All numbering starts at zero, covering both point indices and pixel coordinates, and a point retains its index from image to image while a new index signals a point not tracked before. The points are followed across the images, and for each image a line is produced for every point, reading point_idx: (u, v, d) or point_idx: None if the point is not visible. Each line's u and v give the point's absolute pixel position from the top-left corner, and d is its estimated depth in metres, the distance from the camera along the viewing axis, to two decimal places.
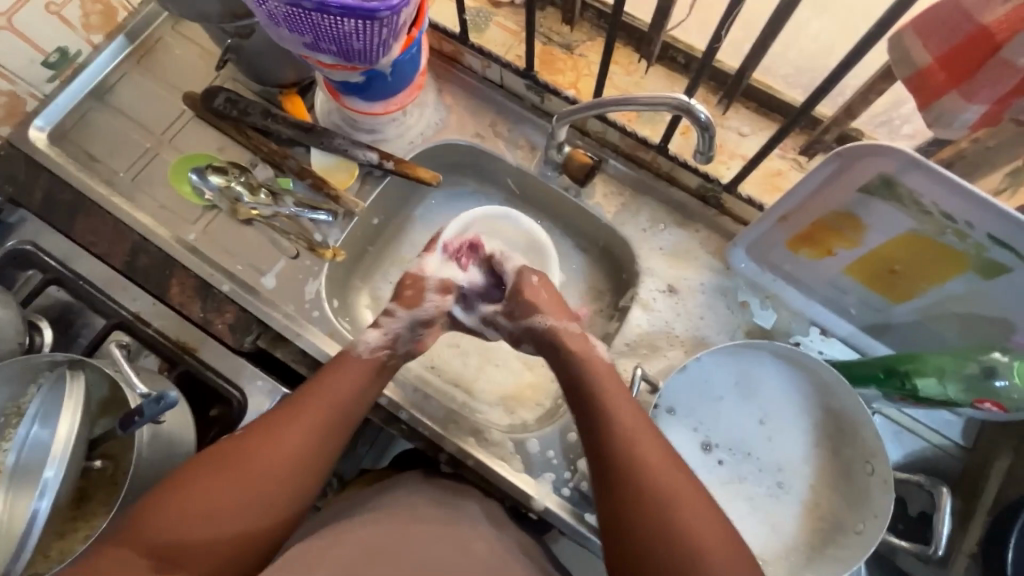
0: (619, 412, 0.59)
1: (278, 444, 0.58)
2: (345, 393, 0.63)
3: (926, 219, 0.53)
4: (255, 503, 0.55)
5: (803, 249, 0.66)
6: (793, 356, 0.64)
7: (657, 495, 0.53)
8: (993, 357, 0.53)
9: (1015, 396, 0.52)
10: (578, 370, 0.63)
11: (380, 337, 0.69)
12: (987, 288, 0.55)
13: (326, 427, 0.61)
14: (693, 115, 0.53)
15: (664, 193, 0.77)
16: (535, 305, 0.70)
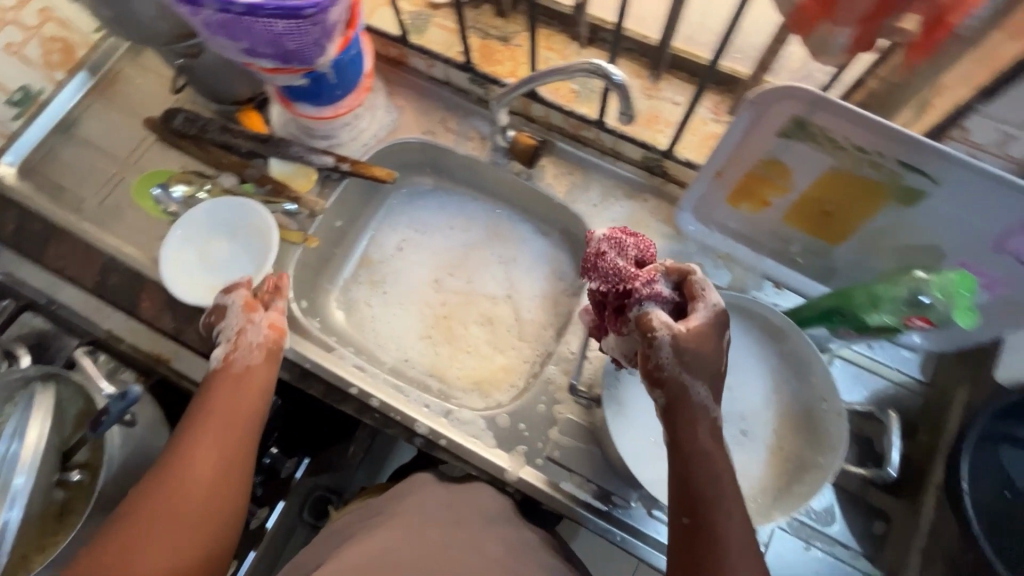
0: (748, 567, 0.48)
1: (185, 472, 0.56)
2: (230, 396, 0.62)
3: (841, 154, 0.56)
4: (174, 523, 0.54)
5: (743, 204, 0.68)
6: (741, 305, 0.67)
7: None
8: (916, 278, 0.55)
9: (939, 310, 0.53)
10: (709, 483, 0.50)
11: (227, 343, 0.66)
12: (910, 215, 0.57)
13: (223, 439, 0.59)
14: (609, 79, 0.57)
15: (612, 169, 0.80)
16: (704, 369, 0.53)
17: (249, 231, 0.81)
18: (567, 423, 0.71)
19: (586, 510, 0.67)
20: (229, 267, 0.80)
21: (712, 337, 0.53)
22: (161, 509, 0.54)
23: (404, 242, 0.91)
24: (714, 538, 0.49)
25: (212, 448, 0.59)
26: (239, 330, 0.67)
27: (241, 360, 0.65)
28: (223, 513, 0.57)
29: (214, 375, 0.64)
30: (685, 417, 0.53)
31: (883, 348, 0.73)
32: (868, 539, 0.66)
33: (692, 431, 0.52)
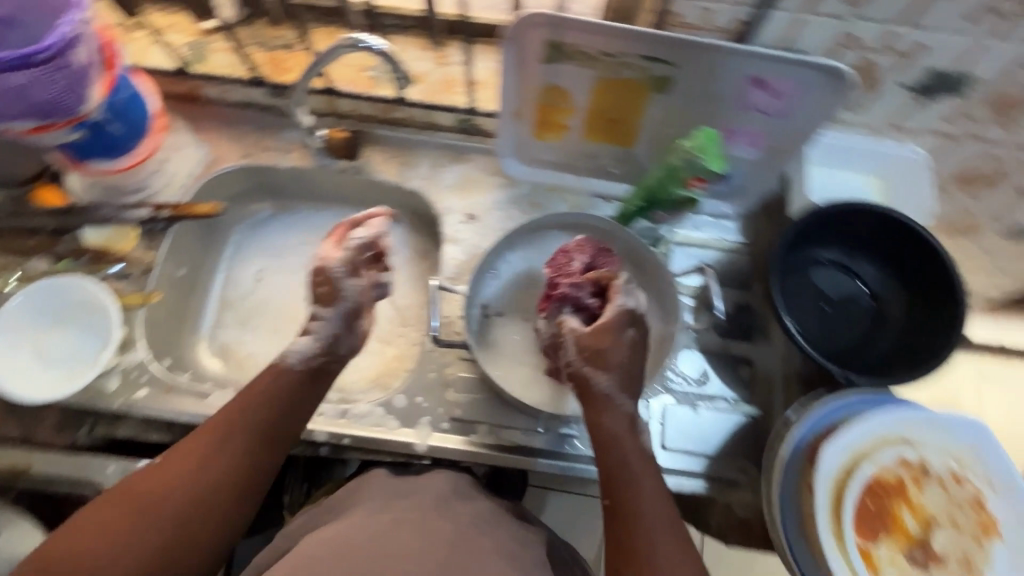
0: (664, 535, 0.53)
1: (201, 475, 0.51)
2: (279, 401, 0.58)
3: (597, 64, 0.63)
4: (173, 527, 0.49)
5: (548, 134, 0.74)
6: (572, 222, 0.74)
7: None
8: (681, 145, 0.63)
9: (706, 167, 0.62)
10: (622, 467, 0.57)
11: (315, 341, 0.62)
12: (671, 100, 0.66)
13: (235, 471, 0.53)
14: (369, 48, 0.62)
15: (433, 140, 0.83)
16: (609, 366, 0.59)
17: (77, 310, 0.75)
18: (461, 381, 0.74)
19: (501, 451, 0.71)
20: (68, 355, 0.73)
21: (616, 334, 0.60)
22: (166, 511, 0.49)
23: (259, 272, 0.88)
24: (628, 512, 0.54)
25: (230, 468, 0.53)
26: (335, 335, 0.63)
27: (298, 380, 0.60)
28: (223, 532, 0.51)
29: (258, 382, 0.58)
30: (593, 413, 0.60)
31: (709, 224, 0.80)
32: (741, 385, 0.75)
33: (601, 420, 0.59)
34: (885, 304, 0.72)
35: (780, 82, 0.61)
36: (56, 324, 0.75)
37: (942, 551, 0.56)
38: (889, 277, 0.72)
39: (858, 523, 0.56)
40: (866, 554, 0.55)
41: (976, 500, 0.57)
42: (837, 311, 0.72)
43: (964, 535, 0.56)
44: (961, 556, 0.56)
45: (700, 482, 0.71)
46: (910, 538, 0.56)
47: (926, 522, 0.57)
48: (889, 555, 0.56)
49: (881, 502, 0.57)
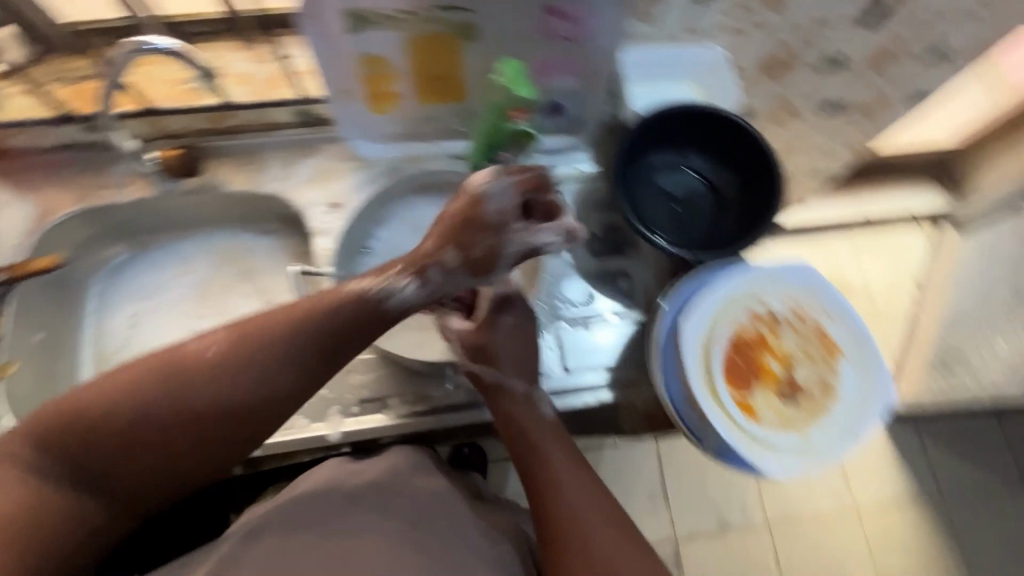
0: (570, 481, 0.62)
1: (218, 385, 0.51)
2: (325, 327, 0.54)
3: (401, 24, 0.64)
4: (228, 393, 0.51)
5: (384, 106, 0.75)
6: (426, 182, 0.78)
7: (579, 515, 0.60)
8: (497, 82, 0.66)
9: (523, 99, 0.66)
10: (528, 436, 0.65)
11: (429, 286, 0.58)
12: (482, 45, 0.68)
13: (253, 418, 0.53)
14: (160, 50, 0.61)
15: (277, 139, 0.82)
16: (495, 359, 0.67)
17: None
18: (361, 363, 0.74)
19: (413, 419, 0.72)
20: None
21: (496, 326, 0.67)
22: (182, 403, 0.50)
23: (132, 317, 0.84)
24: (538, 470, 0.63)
25: (250, 391, 0.52)
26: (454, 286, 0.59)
27: (355, 332, 0.55)
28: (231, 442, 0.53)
29: (325, 313, 0.54)
30: (495, 399, 0.68)
31: (560, 159, 0.85)
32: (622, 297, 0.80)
33: (504, 406, 0.67)
34: (722, 188, 0.79)
35: (571, 7, 0.65)
36: None
37: (803, 381, 0.64)
38: (719, 164, 0.79)
39: (730, 378, 0.62)
40: (743, 403, 0.62)
41: (820, 330, 0.65)
42: (684, 207, 0.79)
43: (818, 363, 0.64)
44: (818, 381, 0.64)
45: (605, 394, 0.75)
46: (776, 379, 0.64)
47: (786, 361, 0.64)
48: (762, 397, 0.63)
49: (746, 356, 0.63)
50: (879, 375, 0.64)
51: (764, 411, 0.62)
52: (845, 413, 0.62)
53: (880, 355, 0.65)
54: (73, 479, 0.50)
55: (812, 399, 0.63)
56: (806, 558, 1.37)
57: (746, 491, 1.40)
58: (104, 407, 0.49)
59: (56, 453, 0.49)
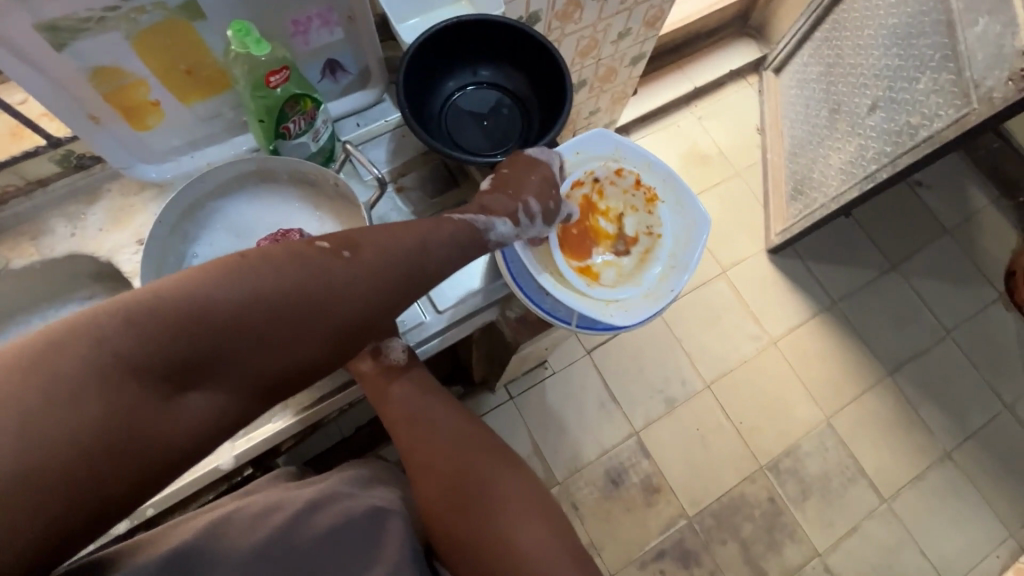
0: (433, 424, 0.70)
1: (333, 305, 0.50)
2: (438, 251, 0.55)
3: (111, 23, 0.59)
4: (318, 319, 0.49)
5: (148, 120, 0.70)
6: (229, 182, 0.73)
7: (437, 454, 0.68)
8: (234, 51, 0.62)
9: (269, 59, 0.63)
10: (395, 398, 0.71)
11: (514, 230, 0.61)
12: (217, 20, 0.64)
13: (362, 332, 0.53)
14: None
15: (51, 194, 0.74)
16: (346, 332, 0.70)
17: None
18: None
19: (308, 412, 0.71)
20: None
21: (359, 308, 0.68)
22: (292, 319, 0.48)
23: None
24: (408, 420, 0.71)
25: (359, 313, 0.51)
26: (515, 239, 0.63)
27: (464, 247, 0.57)
28: (304, 372, 0.51)
29: (443, 225, 0.57)
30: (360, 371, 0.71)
31: (364, 116, 0.83)
32: None
33: (364, 371, 0.71)
34: (518, 91, 0.82)
35: None
36: None
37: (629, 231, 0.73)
38: (508, 70, 0.81)
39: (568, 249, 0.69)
40: (584, 268, 0.69)
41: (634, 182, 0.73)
42: (491, 121, 0.82)
43: (638, 212, 0.73)
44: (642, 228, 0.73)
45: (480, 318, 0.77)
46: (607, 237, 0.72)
47: (612, 219, 0.73)
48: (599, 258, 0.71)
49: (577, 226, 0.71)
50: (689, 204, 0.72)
51: (604, 269, 0.70)
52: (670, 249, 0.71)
53: (691, 189, 0.72)
54: (167, 385, 0.44)
55: (639, 245, 0.72)
56: (748, 399, 1.51)
57: (678, 363, 1.52)
58: (215, 296, 0.44)
59: (149, 350, 0.42)
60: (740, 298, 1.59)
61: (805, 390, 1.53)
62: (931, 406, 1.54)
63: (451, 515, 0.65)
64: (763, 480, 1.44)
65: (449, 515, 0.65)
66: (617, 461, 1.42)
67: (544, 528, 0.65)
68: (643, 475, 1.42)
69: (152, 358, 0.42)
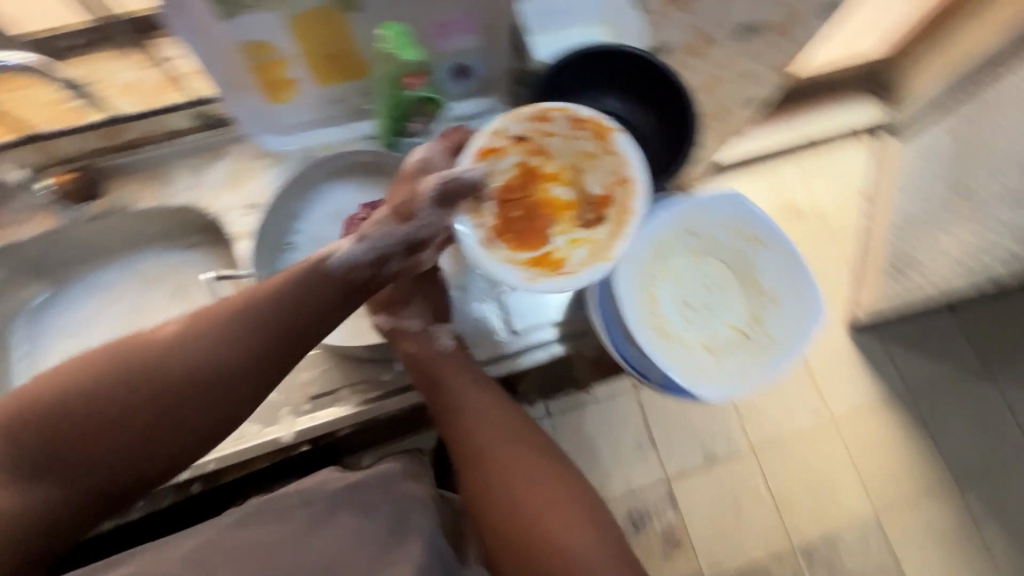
0: (480, 420, 0.66)
1: (200, 365, 0.53)
2: (313, 289, 0.57)
3: (274, 4, 0.61)
4: (140, 410, 0.51)
5: (283, 94, 0.73)
6: (344, 167, 0.75)
7: (483, 453, 0.64)
8: (384, 53, 0.63)
9: (414, 64, 0.63)
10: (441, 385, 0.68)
11: (365, 249, 0.60)
12: (368, 15, 0.65)
13: (231, 387, 0.54)
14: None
15: (180, 147, 0.79)
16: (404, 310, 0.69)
17: None
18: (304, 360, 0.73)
19: (372, 404, 0.72)
20: None
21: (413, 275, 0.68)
22: (130, 410, 0.51)
23: (65, 359, 0.80)
24: (452, 412, 0.67)
25: (225, 363, 0.54)
26: (380, 255, 0.61)
27: (333, 289, 0.58)
28: (189, 430, 0.54)
29: (303, 282, 0.57)
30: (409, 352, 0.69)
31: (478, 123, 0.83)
32: None
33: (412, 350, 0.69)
34: (640, 128, 0.80)
35: None
36: None
37: (592, 192, 0.65)
38: (636, 105, 0.79)
39: (521, 242, 0.62)
40: (544, 257, 0.62)
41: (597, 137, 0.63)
42: None
43: (588, 165, 0.64)
44: (608, 182, 0.64)
45: (557, 347, 0.76)
46: (564, 210, 0.65)
47: (558, 181, 0.65)
48: (562, 238, 0.64)
49: (522, 206, 0.64)
50: (807, 292, 0.66)
51: (570, 251, 0.63)
52: (644, 202, 0.62)
53: (811, 275, 0.66)
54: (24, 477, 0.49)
55: (610, 208, 0.64)
56: (794, 474, 1.42)
57: (726, 420, 1.45)
58: (28, 408, 0.50)
59: (36, 438, 0.50)
60: (808, 367, 1.49)
61: (859, 482, 1.42)
62: (999, 532, 1.39)
63: (495, 514, 0.61)
64: (791, 563, 1.36)
65: (491, 514, 0.62)
66: (642, 505, 1.38)
67: (594, 538, 0.60)
68: (665, 526, 1.37)
69: (27, 449, 0.50)
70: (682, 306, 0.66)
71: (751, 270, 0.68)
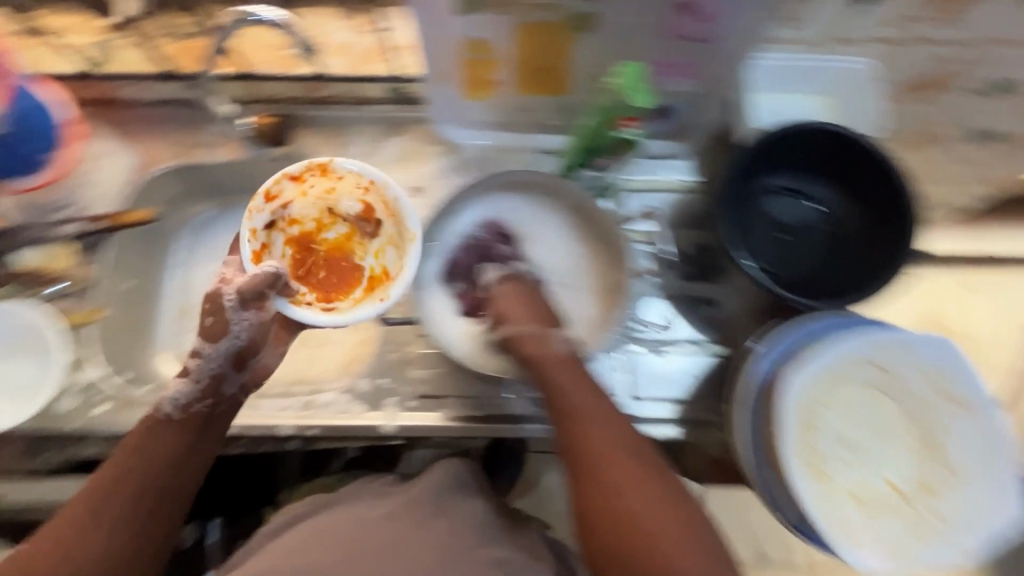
0: (590, 406, 0.56)
1: (59, 561, 0.50)
2: (132, 478, 0.55)
3: (513, 9, 0.59)
4: (89, 518, 0.52)
5: (482, 92, 0.71)
6: (516, 181, 0.71)
7: (590, 453, 0.53)
8: (610, 89, 0.59)
9: (637, 108, 0.58)
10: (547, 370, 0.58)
11: (194, 385, 0.62)
12: (597, 39, 0.62)
13: (119, 548, 0.52)
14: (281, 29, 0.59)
15: (367, 114, 0.80)
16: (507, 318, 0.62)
17: (30, 340, 0.71)
18: (424, 356, 0.73)
19: (473, 424, 0.69)
20: (22, 386, 0.70)
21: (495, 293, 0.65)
22: (65, 554, 0.50)
23: (207, 277, 0.83)
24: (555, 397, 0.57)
25: (92, 545, 0.51)
26: (216, 376, 0.64)
27: (183, 432, 0.59)
28: (143, 532, 0.53)
29: (155, 432, 0.58)
30: (518, 337, 0.61)
31: (659, 164, 0.78)
32: (706, 325, 0.75)
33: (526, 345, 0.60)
34: (843, 221, 0.70)
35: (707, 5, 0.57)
36: (17, 363, 0.70)
37: (350, 210, 0.71)
38: (847, 196, 0.70)
39: (325, 295, 0.69)
40: (371, 280, 0.69)
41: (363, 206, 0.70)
42: (794, 238, 0.71)
43: (336, 198, 0.70)
44: (357, 193, 0.69)
45: (673, 429, 0.70)
46: (348, 241, 0.72)
47: (329, 224, 0.72)
48: (370, 256, 0.71)
49: (319, 268, 0.71)
50: (1003, 479, 0.57)
51: (381, 260, 0.70)
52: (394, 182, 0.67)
53: (1010, 453, 0.57)
54: None
55: (373, 209, 0.70)
56: None
57: None
58: None
59: None
60: None
61: None
62: None
63: (602, 527, 0.50)
64: None
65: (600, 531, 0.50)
66: None
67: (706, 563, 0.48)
68: None
69: None
70: (839, 445, 0.57)
71: (937, 432, 0.58)
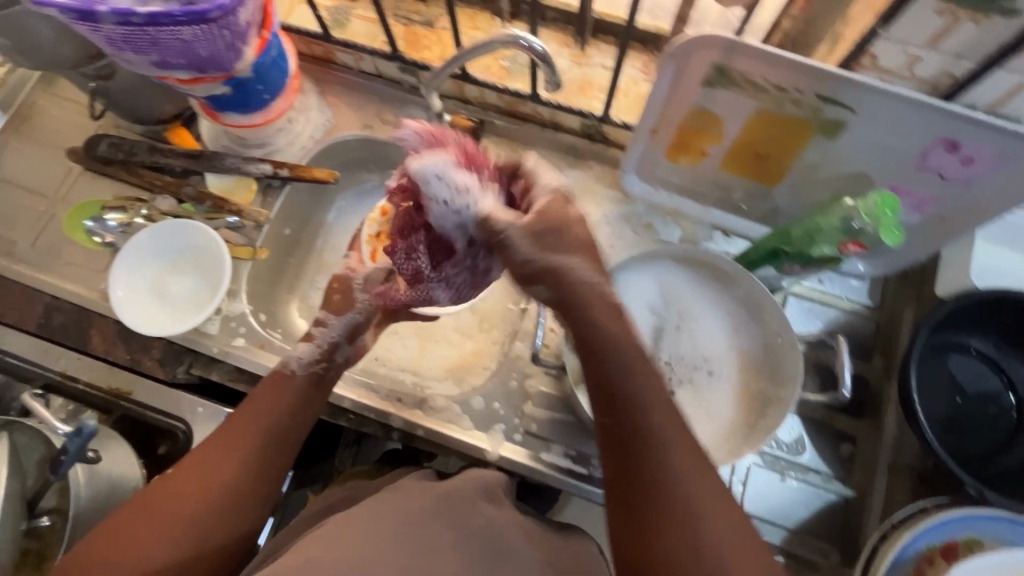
0: (675, 441, 0.45)
1: (201, 481, 0.53)
2: (273, 417, 0.58)
3: (764, 96, 0.57)
4: (231, 450, 0.55)
5: (682, 157, 0.69)
6: (693, 257, 0.68)
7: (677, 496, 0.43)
8: (845, 207, 0.56)
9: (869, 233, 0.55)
10: (633, 393, 0.46)
11: (315, 349, 0.66)
12: (834, 146, 0.59)
13: (252, 481, 0.55)
14: (529, 48, 0.59)
15: (553, 140, 0.80)
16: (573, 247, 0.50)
17: (194, 260, 0.77)
18: (540, 395, 0.72)
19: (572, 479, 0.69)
20: (179, 301, 0.75)
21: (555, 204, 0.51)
22: (207, 475, 0.53)
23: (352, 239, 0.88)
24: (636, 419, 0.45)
25: (230, 472, 0.54)
26: (333, 344, 0.67)
27: (303, 386, 0.62)
28: (271, 469, 0.56)
29: (282, 382, 0.61)
30: (597, 324, 0.47)
31: (833, 279, 0.74)
32: (837, 462, 0.69)
33: (604, 334, 0.47)
34: None
35: (973, 146, 0.54)
36: (178, 278, 0.76)
37: None
38: None
39: None
40: None
41: None
42: (973, 409, 0.65)
43: None
44: None
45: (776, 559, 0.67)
46: None
47: None
48: None
49: None
50: None
51: None
52: None
53: None
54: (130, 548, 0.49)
55: None
56: None
57: None
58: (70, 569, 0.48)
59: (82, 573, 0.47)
60: None
61: None
62: None
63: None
64: None
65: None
66: None
67: None
68: None
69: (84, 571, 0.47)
70: None
71: None
